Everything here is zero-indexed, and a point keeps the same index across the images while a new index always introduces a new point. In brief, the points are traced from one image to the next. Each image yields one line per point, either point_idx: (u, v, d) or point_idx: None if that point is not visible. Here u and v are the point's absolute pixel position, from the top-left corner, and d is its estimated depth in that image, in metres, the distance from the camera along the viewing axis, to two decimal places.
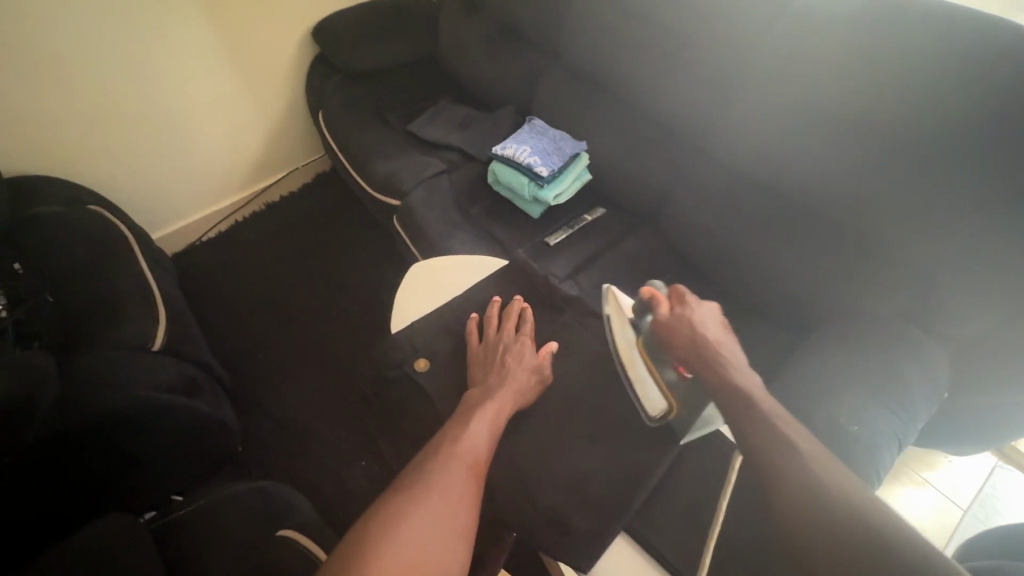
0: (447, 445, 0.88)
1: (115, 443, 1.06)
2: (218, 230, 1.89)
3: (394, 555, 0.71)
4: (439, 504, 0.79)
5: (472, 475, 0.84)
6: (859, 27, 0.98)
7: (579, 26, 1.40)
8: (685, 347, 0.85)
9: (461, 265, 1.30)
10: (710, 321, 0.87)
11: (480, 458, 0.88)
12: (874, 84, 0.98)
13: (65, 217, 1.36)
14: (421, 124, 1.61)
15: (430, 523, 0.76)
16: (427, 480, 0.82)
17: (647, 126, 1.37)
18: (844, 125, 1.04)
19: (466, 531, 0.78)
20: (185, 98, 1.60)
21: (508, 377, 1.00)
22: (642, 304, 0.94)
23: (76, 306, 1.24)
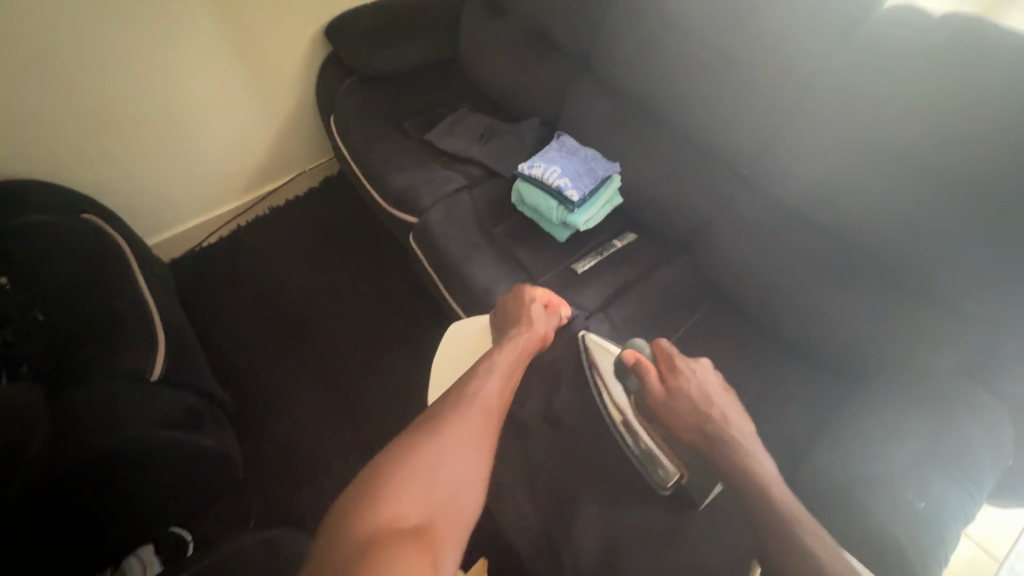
0: (464, 387, 0.89)
1: (114, 480, 1.00)
2: (219, 236, 1.79)
3: (411, 483, 0.74)
4: (455, 441, 0.81)
5: (486, 415, 0.86)
6: (936, 62, 0.89)
7: (616, 38, 1.31)
8: (688, 422, 0.89)
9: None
10: (707, 389, 0.93)
11: (495, 400, 0.89)
12: (946, 125, 0.89)
13: (55, 228, 1.25)
14: (441, 135, 1.51)
15: (446, 457, 0.79)
16: (445, 416, 0.83)
17: (685, 150, 1.29)
18: (907, 167, 0.95)
19: (479, 466, 0.81)
20: (188, 101, 1.50)
21: (525, 328, 1.03)
22: (624, 366, 1.01)
23: (65, 329, 1.14)
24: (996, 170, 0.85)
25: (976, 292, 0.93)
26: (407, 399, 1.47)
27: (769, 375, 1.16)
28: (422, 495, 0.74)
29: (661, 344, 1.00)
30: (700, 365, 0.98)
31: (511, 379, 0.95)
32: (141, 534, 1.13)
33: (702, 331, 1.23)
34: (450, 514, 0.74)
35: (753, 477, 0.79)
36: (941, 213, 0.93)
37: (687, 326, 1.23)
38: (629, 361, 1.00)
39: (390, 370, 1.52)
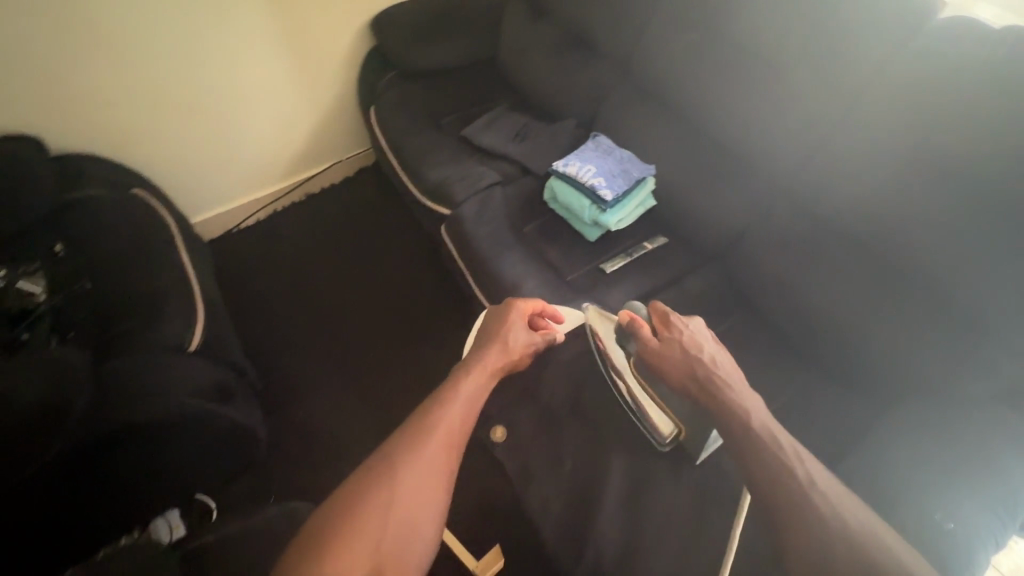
0: (425, 416, 0.82)
1: (144, 446, 1.03)
2: (256, 219, 1.84)
3: (360, 532, 0.67)
4: (412, 480, 0.74)
5: (448, 447, 0.79)
6: (989, 76, 0.87)
7: (659, 42, 1.31)
8: (682, 372, 0.86)
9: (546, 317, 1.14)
10: (698, 338, 0.90)
11: (459, 428, 0.83)
12: (995, 141, 0.86)
13: (108, 203, 1.33)
14: (477, 131, 1.53)
15: (402, 498, 0.72)
16: (401, 452, 0.76)
17: (723, 156, 1.28)
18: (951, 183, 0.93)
19: (436, 504, 0.75)
20: (235, 86, 1.56)
21: (498, 345, 0.96)
22: (623, 329, 0.98)
23: (112, 297, 1.20)
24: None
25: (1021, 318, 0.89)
26: (429, 389, 1.49)
27: (796, 389, 1.14)
28: (373, 543, 0.67)
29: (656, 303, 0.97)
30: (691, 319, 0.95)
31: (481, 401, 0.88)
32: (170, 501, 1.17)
33: (730, 339, 1.21)
34: (401, 561, 0.68)
35: (746, 421, 0.76)
36: (985, 233, 0.90)
37: (715, 333, 1.22)
38: (625, 321, 0.97)
39: (413, 360, 1.54)
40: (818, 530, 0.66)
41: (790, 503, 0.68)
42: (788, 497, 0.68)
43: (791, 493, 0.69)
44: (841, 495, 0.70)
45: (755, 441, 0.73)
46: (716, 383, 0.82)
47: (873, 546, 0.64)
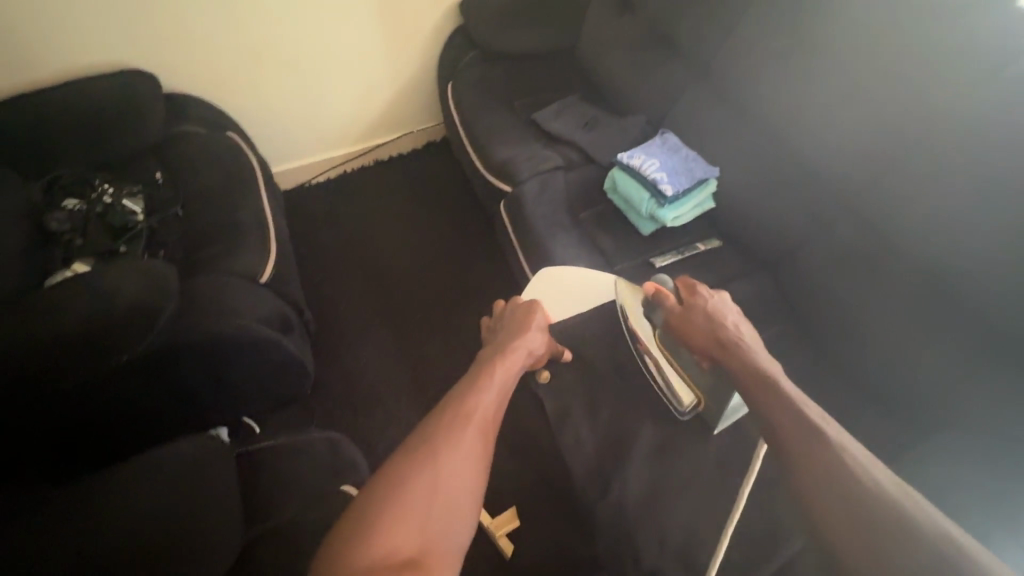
0: (457, 404, 0.76)
1: (210, 362, 1.11)
2: (327, 176, 1.95)
3: (402, 514, 0.61)
4: (452, 464, 0.68)
5: (483, 434, 0.73)
6: None
7: (742, 46, 1.32)
8: (704, 334, 0.89)
9: (593, 284, 1.20)
10: (725, 306, 0.93)
11: (492, 415, 0.78)
12: None
13: (204, 139, 1.45)
14: (548, 116, 1.58)
15: (443, 483, 0.66)
16: (441, 433, 0.71)
17: (791, 167, 1.27)
18: None
19: (476, 491, 0.68)
20: (327, 47, 1.66)
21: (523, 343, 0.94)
22: (648, 300, 1.03)
23: (197, 224, 1.32)
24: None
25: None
26: (467, 357, 1.55)
27: (831, 407, 1.13)
28: (416, 527, 0.61)
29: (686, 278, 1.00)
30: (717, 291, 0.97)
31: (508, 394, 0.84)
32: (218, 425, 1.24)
33: (771, 348, 1.21)
34: (444, 548, 0.62)
35: (759, 369, 0.78)
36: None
37: (758, 340, 1.22)
38: (651, 293, 1.02)
39: (455, 328, 1.60)
40: (837, 471, 0.62)
41: (811, 446, 0.65)
42: (810, 441, 0.65)
43: (813, 435, 0.65)
44: (857, 446, 0.65)
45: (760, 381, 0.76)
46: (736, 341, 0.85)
47: (901, 495, 0.59)
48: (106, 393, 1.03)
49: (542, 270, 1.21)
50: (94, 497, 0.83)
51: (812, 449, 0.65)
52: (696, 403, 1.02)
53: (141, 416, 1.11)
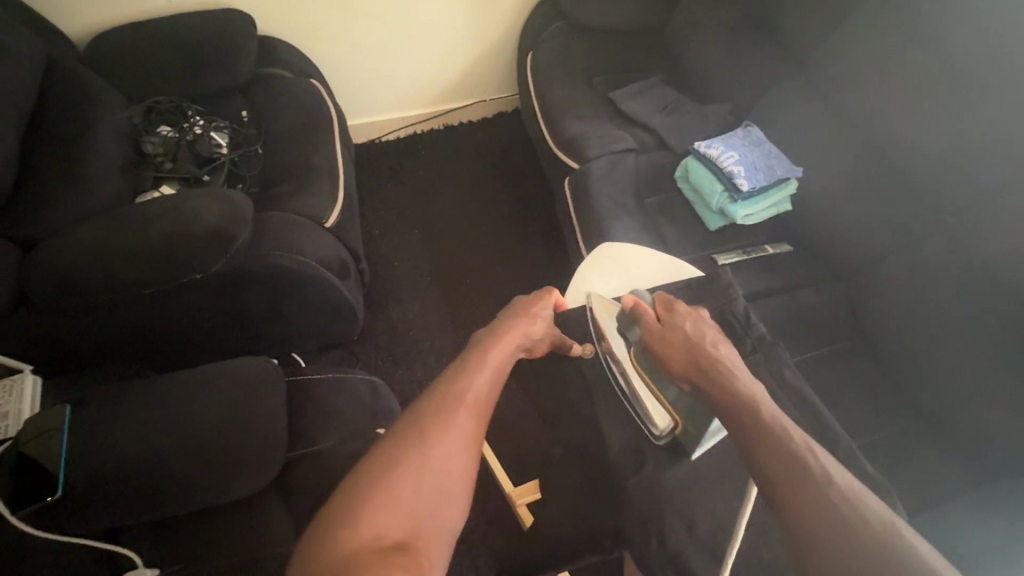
0: (446, 386, 0.74)
1: (272, 293, 1.17)
2: (398, 134, 1.98)
3: (392, 496, 0.61)
4: (442, 450, 0.66)
5: (474, 416, 0.71)
6: None
7: (850, 40, 1.22)
8: (680, 356, 0.83)
9: (648, 260, 1.18)
10: (702, 324, 0.88)
11: (486, 396, 0.75)
12: None
13: (290, 84, 1.50)
14: (626, 96, 1.53)
15: (434, 465, 0.65)
16: (429, 418, 0.69)
17: (885, 176, 1.17)
18: None
19: (468, 472, 0.67)
20: (415, 4, 1.67)
21: (519, 328, 0.89)
22: (625, 313, 0.97)
23: (273, 164, 1.38)
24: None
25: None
26: None
27: (888, 436, 1.07)
28: (405, 512, 0.60)
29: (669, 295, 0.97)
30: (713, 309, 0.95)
31: (503, 373, 0.81)
32: (270, 353, 1.32)
33: (830, 364, 1.15)
34: (431, 529, 0.61)
35: (740, 395, 0.71)
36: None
37: (816, 353, 1.16)
38: (627, 307, 0.96)
39: (502, 299, 1.62)
40: (836, 513, 0.55)
41: (800, 483, 0.58)
42: (813, 491, 0.57)
43: (797, 467, 0.60)
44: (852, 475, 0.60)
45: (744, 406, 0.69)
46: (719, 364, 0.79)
47: (892, 530, 0.54)
48: (179, 305, 1.11)
49: (599, 244, 1.20)
50: (165, 403, 0.90)
51: (806, 489, 0.58)
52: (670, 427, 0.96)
53: (203, 333, 1.19)
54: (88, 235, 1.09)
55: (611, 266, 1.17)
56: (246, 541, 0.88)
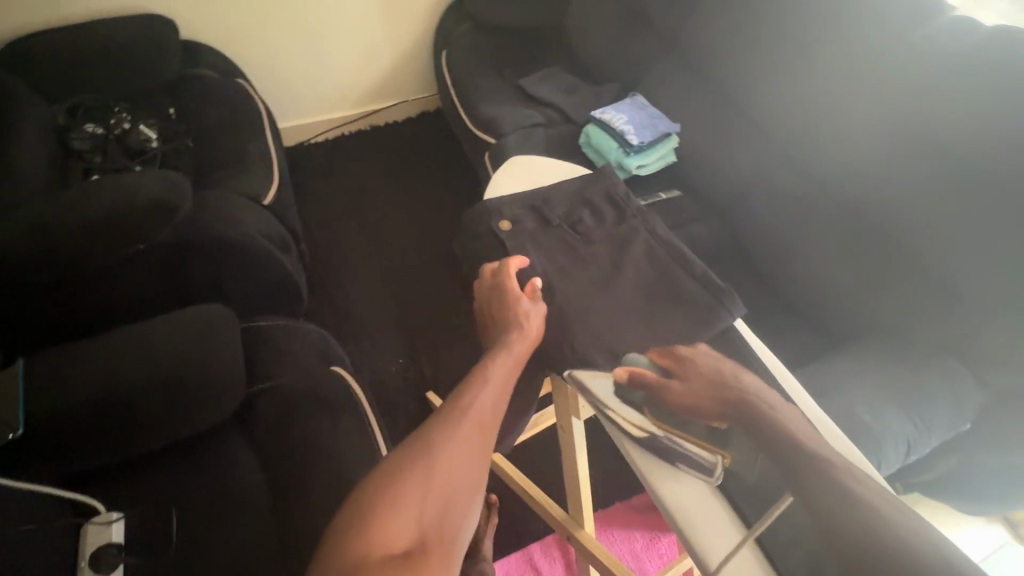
0: (451, 404, 0.75)
1: (218, 265, 1.20)
2: (326, 135, 2.08)
3: (400, 508, 0.62)
4: (452, 463, 0.67)
5: (479, 427, 0.72)
6: (949, 58, 1.05)
7: (704, 17, 1.48)
8: (708, 399, 0.66)
9: (555, 169, 1.24)
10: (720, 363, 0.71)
11: (492, 411, 0.75)
12: (951, 108, 1.03)
13: (216, 83, 1.58)
14: (532, 81, 1.74)
15: (444, 474, 0.66)
16: (435, 433, 0.70)
17: (740, 126, 1.44)
18: (915, 142, 1.08)
19: (475, 479, 0.68)
20: (332, 10, 1.81)
21: (517, 334, 0.87)
22: (626, 382, 0.76)
23: (207, 154, 1.45)
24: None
25: (983, 266, 1.00)
26: (449, 294, 1.69)
27: (770, 330, 1.28)
28: (409, 520, 0.61)
29: (580, 191, 1.14)
30: (610, 206, 1.13)
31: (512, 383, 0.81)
32: None
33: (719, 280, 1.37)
34: (441, 536, 0.62)
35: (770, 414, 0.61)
36: (967, 188, 1.01)
37: None
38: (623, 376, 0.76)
39: (439, 270, 1.74)
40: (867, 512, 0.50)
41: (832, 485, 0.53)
42: (818, 464, 0.55)
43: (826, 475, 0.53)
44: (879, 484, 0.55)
45: (770, 417, 0.60)
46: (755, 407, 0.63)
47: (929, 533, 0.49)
48: (121, 281, 1.14)
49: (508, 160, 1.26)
50: (117, 352, 0.96)
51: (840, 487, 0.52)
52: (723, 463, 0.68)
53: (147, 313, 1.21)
54: (26, 220, 1.12)
55: (516, 175, 1.22)
56: (213, 474, 0.95)
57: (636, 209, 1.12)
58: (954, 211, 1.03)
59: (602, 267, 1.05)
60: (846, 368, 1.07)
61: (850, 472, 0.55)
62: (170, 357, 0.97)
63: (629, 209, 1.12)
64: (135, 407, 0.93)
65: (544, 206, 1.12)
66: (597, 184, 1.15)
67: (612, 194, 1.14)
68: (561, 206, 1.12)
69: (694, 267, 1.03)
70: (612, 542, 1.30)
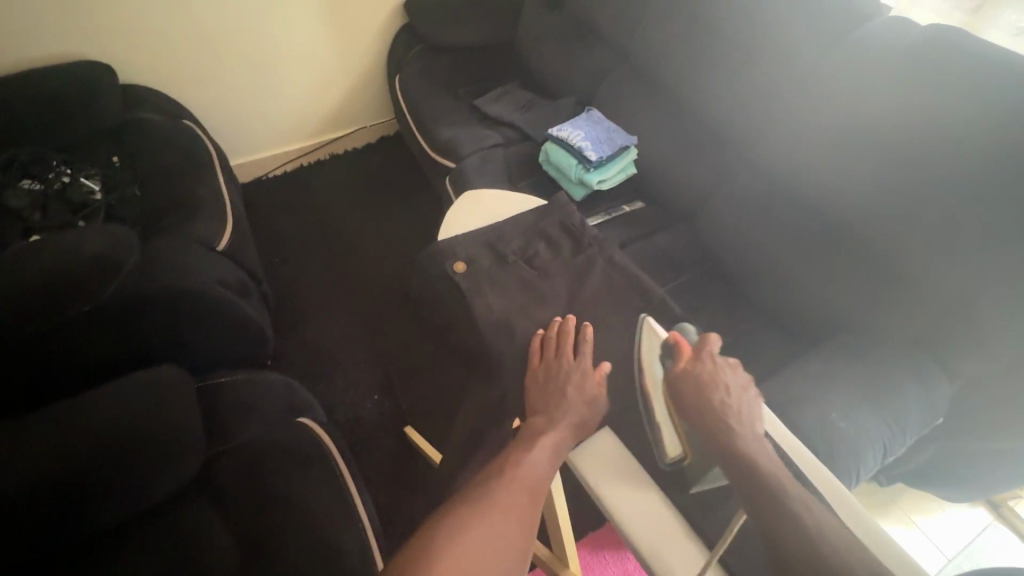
0: (498, 465, 0.73)
1: (172, 320, 1.15)
2: (284, 169, 2.04)
3: (447, 564, 0.59)
4: (495, 526, 0.65)
5: (530, 492, 0.70)
6: (889, 59, 1.07)
7: (651, 27, 1.48)
8: (697, 409, 0.72)
9: (510, 201, 1.24)
10: (731, 385, 0.74)
11: (544, 474, 0.72)
12: (897, 108, 1.04)
13: (161, 125, 1.52)
14: (488, 101, 1.72)
15: (487, 536, 0.63)
16: (486, 491, 0.69)
17: (696, 134, 1.45)
18: (865, 142, 1.10)
19: (522, 546, 0.65)
20: (279, 44, 1.78)
21: (570, 402, 0.80)
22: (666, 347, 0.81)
23: (156, 202, 1.39)
24: (976, 151, 0.94)
25: (940, 263, 1.01)
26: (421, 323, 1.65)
27: (743, 336, 1.28)
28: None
29: (535, 223, 1.13)
30: (565, 236, 1.12)
31: (567, 443, 0.76)
32: None
33: (689, 289, 1.36)
34: None
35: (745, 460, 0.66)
36: (916, 186, 1.02)
37: (677, 282, 1.37)
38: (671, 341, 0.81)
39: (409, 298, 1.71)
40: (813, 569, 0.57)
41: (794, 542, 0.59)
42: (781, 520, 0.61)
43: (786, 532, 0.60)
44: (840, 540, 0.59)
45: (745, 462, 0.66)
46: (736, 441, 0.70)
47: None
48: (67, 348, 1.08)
49: (462, 196, 1.26)
50: (66, 424, 0.89)
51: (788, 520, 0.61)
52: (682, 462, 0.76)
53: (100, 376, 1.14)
54: None
55: (470, 212, 1.23)
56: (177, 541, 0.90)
57: (592, 239, 1.11)
58: (910, 210, 1.04)
59: (565, 294, 1.03)
60: (820, 370, 1.07)
61: (808, 514, 0.61)
62: (132, 423, 0.92)
63: (586, 239, 1.11)
64: (89, 482, 0.86)
65: (499, 241, 1.10)
66: (553, 215, 1.15)
67: (567, 224, 1.13)
68: (515, 242, 1.11)
69: (651, 292, 1.02)
70: (604, 565, 1.28)
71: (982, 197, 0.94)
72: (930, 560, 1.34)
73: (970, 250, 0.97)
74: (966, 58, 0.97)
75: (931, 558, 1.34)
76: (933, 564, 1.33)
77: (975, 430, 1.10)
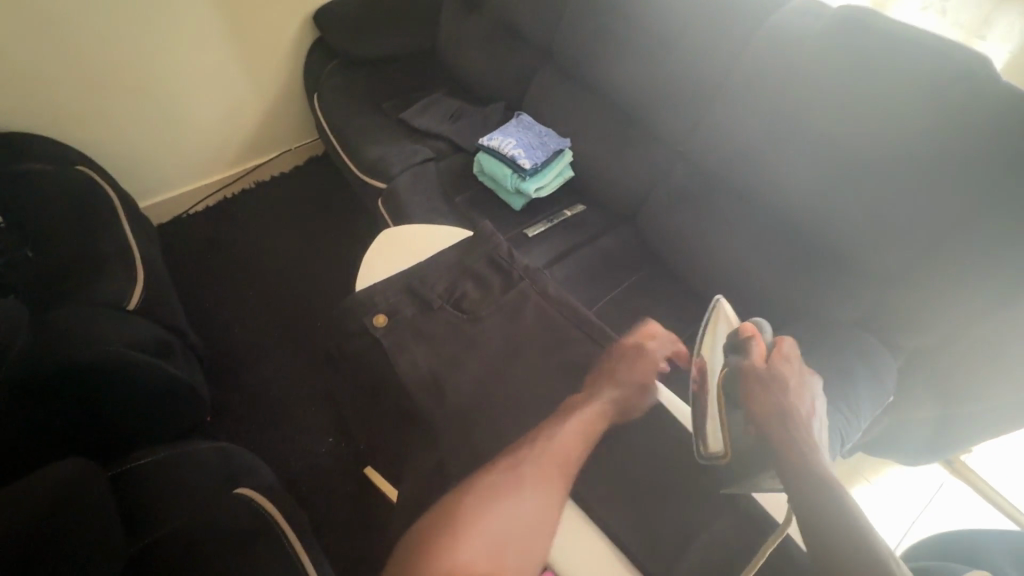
0: (534, 439, 0.80)
1: (80, 397, 1.03)
2: (205, 204, 1.91)
3: (477, 528, 0.67)
4: (532, 494, 0.72)
5: (561, 467, 0.76)
6: (810, 40, 1.05)
7: (572, 23, 1.43)
8: (765, 394, 0.75)
9: (434, 234, 1.21)
10: (798, 388, 0.78)
11: (573, 453, 0.78)
12: (826, 90, 1.02)
13: (53, 175, 1.36)
14: (414, 112, 1.63)
15: (515, 508, 0.70)
16: (517, 464, 0.75)
17: (628, 129, 1.42)
18: (798, 127, 1.08)
19: (551, 517, 0.71)
20: (181, 72, 1.63)
21: (602, 389, 0.87)
22: (739, 340, 0.83)
23: (52, 264, 1.24)
24: (895, 131, 0.96)
25: (878, 243, 1.02)
26: None
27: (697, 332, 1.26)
28: (488, 539, 0.66)
29: (458, 260, 1.09)
30: (493, 271, 1.08)
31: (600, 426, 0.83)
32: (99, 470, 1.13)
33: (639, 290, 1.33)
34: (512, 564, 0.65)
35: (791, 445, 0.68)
36: (846, 168, 1.02)
37: (626, 284, 1.33)
38: (745, 333, 0.83)
39: None
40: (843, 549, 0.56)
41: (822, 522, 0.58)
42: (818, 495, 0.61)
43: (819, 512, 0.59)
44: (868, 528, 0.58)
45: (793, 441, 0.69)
46: (781, 416, 0.72)
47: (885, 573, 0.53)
48: None
49: (383, 232, 1.22)
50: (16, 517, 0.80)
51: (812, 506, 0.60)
52: (720, 459, 0.74)
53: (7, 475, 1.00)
54: None
55: (392, 248, 1.18)
56: None
57: (523, 269, 1.09)
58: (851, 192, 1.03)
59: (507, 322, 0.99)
60: None
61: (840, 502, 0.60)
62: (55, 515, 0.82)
63: (516, 271, 1.08)
64: None
65: (421, 284, 1.04)
66: (480, 248, 1.11)
67: (494, 257, 1.10)
68: (440, 283, 1.06)
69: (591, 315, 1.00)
70: None
71: (917, 174, 0.95)
72: (896, 526, 1.38)
73: (907, 230, 0.98)
74: (881, 36, 0.97)
75: (897, 524, 1.38)
76: (899, 530, 1.37)
77: (922, 401, 1.13)
